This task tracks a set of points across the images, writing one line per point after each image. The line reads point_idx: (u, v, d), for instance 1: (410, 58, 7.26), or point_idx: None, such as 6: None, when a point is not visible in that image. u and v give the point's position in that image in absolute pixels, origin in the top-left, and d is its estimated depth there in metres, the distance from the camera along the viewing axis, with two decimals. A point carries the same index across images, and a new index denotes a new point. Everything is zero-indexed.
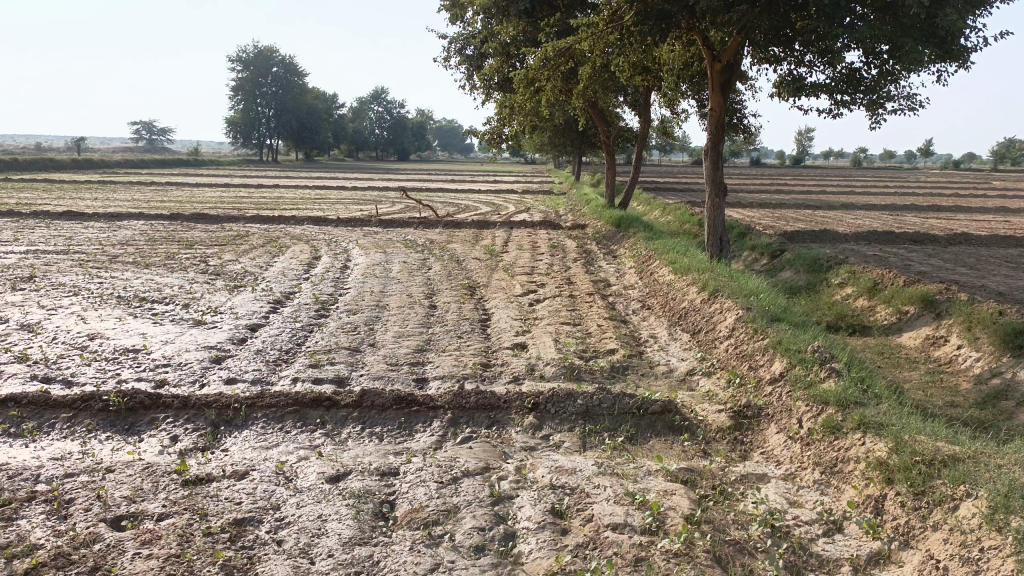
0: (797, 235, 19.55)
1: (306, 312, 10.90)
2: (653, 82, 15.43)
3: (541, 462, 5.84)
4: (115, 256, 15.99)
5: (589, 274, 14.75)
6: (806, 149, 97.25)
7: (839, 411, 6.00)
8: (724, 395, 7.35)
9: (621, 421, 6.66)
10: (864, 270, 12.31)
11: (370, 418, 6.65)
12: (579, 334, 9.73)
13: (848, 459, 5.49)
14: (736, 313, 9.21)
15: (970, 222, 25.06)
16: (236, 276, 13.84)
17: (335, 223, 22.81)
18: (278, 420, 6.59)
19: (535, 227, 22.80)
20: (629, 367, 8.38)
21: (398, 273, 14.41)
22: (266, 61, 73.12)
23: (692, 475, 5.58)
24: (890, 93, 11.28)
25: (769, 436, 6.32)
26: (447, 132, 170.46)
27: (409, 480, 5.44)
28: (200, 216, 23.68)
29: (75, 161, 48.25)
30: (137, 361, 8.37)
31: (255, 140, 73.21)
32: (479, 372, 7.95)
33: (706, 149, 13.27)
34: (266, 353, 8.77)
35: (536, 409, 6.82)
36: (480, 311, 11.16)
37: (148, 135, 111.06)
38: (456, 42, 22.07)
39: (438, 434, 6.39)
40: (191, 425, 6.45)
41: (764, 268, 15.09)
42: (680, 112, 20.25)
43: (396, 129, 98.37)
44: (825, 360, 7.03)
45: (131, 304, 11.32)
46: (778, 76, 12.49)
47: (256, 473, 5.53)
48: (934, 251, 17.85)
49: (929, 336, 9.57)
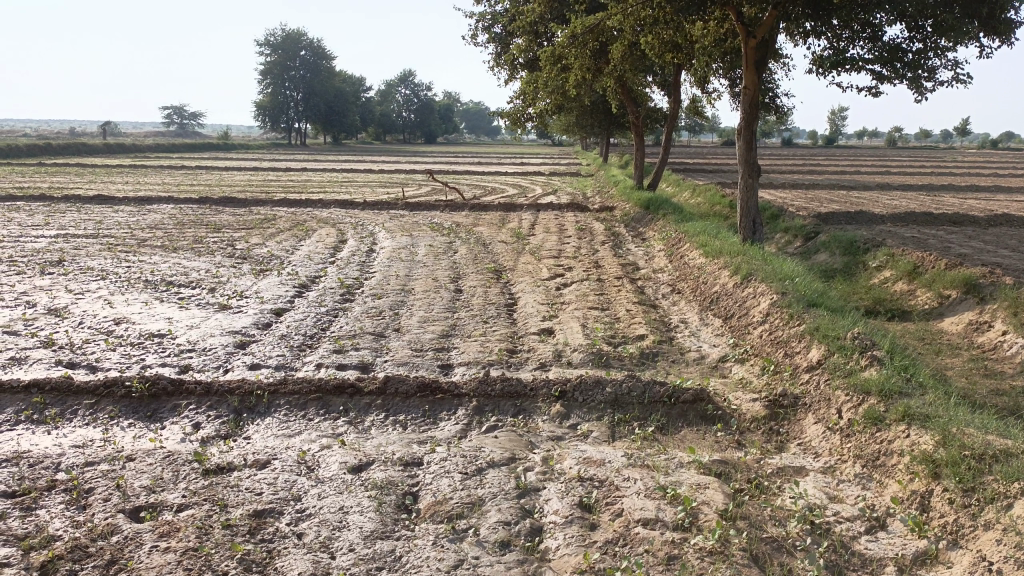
0: (832, 217, 19.06)
1: (331, 297, 10.81)
2: (684, 60, 15.08)
3: (569, 452, 5.66)
4: (143, 239, 16.03)
5: (617, 257, 14.49)
6: (840, 128, 95.39)
7: (882, 402, 5.73)
8: (758, 383, 7.10)
9: (652, 410, 6.45)
10: (903, 253, 11.90)
11: (394, 406, 6.50)
12: (607, 319, 9.51)
13: (892, 452, 5.24)
14: (770, 298, 8.92)
15: (1012, 203, 24.28)
16: (262, 260, 13.80)
17: (362, 206, 22.73)
18: (301, 407, 6.48)
19: (563, 209, 22.53)
20: (659, 353, 8.15)
21: (424, 256, 14.26)
22: (295, 44, 73.23)
23: (726, 468, 5.37)
24: (933, 68, 10.82)
25: (807, 427, 6.08)
26: (475, 115, 169.75)
27: (433, 471, 5.29)
28: (229, 199, 23.73)
29: (108, 146, 48.76)
30: (161, 347, 8.33)
31: (284, 123, 73.52)
32: (504, 359, 7.78)
33: (740, 128, 12.87)
34: (290, 338, 8.67)
35: (563, 397, 6.63)
36: (506, 295, 10.98)
37: (178, 120, 111.94)
38: (483, 21, 21.74)
39: (463, 422, 6.24)
40: (213, 412, 6.37)
41: (798, 250, 14.70)
42: (712, 91, 19.82)
43: (423, 111, 98.25)
44: (865, 347, 6.75)
45: (157, 288, 11.32)
46: (816, 52, 12.05)
47: (278, 463, 5.42)
48: (974, 232, 17.31)
49: (972, 322, 9.21)
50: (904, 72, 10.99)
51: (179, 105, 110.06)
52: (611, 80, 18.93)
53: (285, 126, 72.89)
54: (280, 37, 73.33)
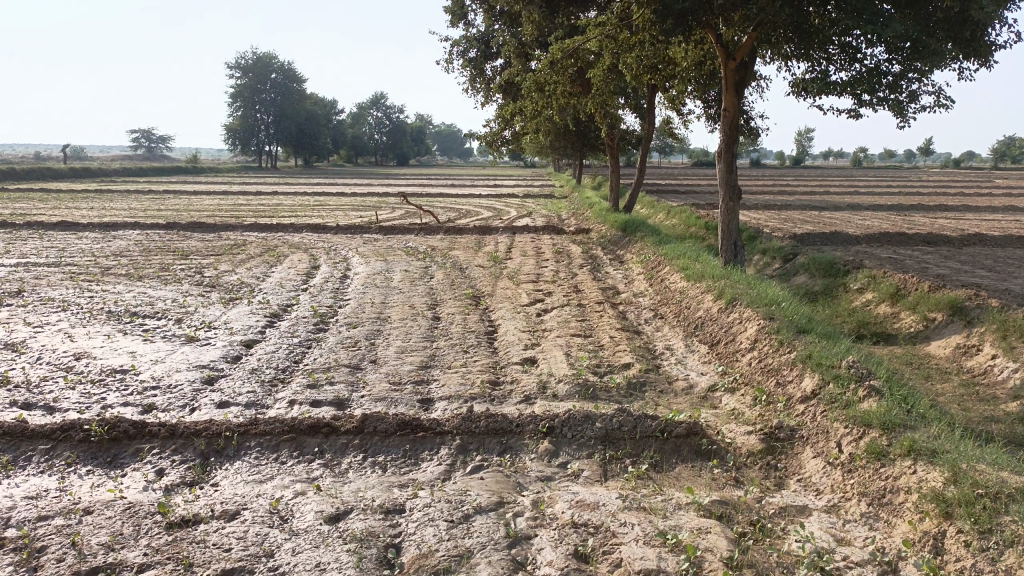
0: (807, 237, 19.05)
1: (304, 327, 10.42)
2: (663, 84, 15.01)
3: (560, 495, 5.34)
4: (108, 268, 15.51)
5: (596, 281, 14.28)
6: (807, 149, 97.00)
7: (884, 435, 5.51)
8: (751, 414, 6.85)
9: (644, 446, 6.15)
10: (885, 275, 11.81)
11: (372, 446, 6.15)
12: (591, 347, 9.23)
13: (898, 489, 5.00)
14: (758, 323, 8.71)
15: (981, 222, 24.57)
16: (232, 288, 13.37)
17: (335, 230, 22.34)
18: (273, 449, 6.10)
19: (539, 232, 22.33)
20: (646, 383, 7.89)
21: (399, 282, 13.92)
22: (265, 68, 72.85)
23: (726, 509, 5.09)
24: (914, 92, 10.78)
25: (806, 461, 5.83)
26: (447, 137, 170.06)
27: (417, 519, 4.94)
28: (198, 224, 23.23)
29: (72, 170, 47.81)
30: (124, 384, 7.90)
31: (254, 147, 72.83)
32: (487, 392, 7.45)
33: (720, 151, 12.78)
34: (261, 372, 8.28)
35: (551, 433, 6.32)
36: (486, 323, 10.67)
37: (145, 143, 110.43)
38: (459, 45, 21.57)
39: (446, 463, 5.90)
40: (178, 457, 5.96)
41: (777, 272, 14.60)
42: (688, 114, 19.80)
43: (395, 133, 98.23)
44: (861, 376, 6.53)
45: (121, 319, 10.84)
46: (797, 75, 12.02)
47: (248, 513, 5.04)
48: (949, 252, 17.36)
49: (960, 345, 9.08)
50: (884, 96, 10.95)
51: (147, 127, 108.53)
52: (588, 103, 18.84)
53: (256, 149, 72.25)
54: (250, 61, 72.90)
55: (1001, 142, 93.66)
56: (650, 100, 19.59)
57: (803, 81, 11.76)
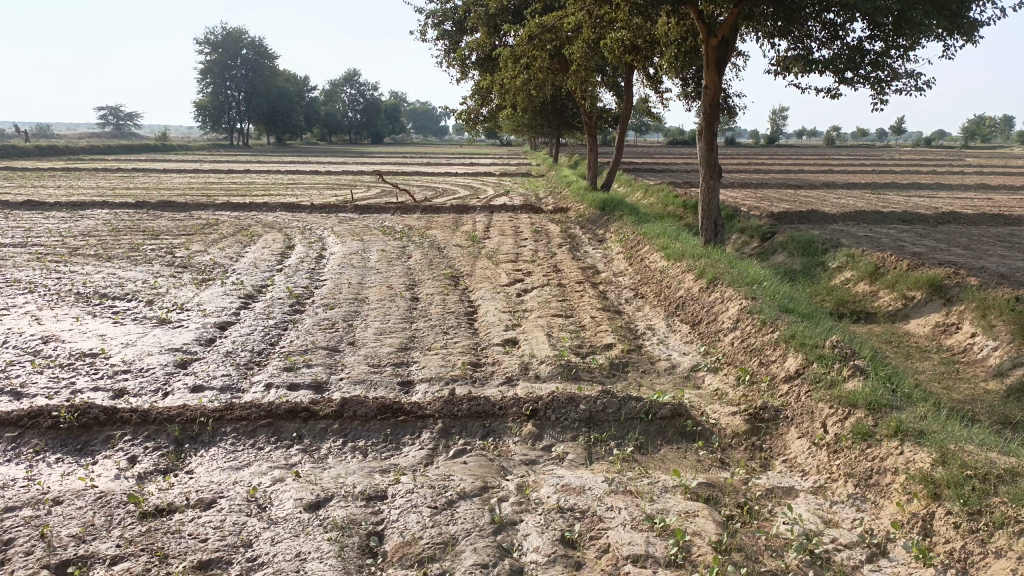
0: (785, 216, 19.09)
1: (279, 308, 10.20)
2: (643, 61, 14.83)
3: (545, 479, 5.26)
4: (75, 248, 15.13)
5: (576, 260, 14.18)
6: (780, 128, 97.41)
7: (870, 416, 5.47)
8: (735, 394, 6.80)
9: (629, 428, 6.08)
10: (863, 253, 11.83)
11: (352, 431, 6.01)
12: (572, 327, 9.14)
13: (885, 470, 4.98)
14: (739, 303, 8.67)
15: (955, 201, 24.81)
16: (205, 268, 13.08)
17: (309, 209, 22.01)
18: (250, 435, 5.93)
19: (517, 211, 22.15)
20: (629, 363, 7.81)
21: (377, 262, 13.72)
22: (234, 44, 71.52)
23: (713, 492, 5.03)
24: (896, 70, 10.75)
25: (791, 442, 5.79)
26: (422, 115, 168.48)
27: (399, 506, 4.82)
28: (168, 203, 22.76)
29: (38, 148, 46.67)
30: (94, 368, 7.67)
31: (226, 124, 71.60)
32: (469, 374, 7.34)
33: (700, 128, 12.68)
34: (236, 355, 8.08)
35: (534, 416, 6.21)
36: (465, 303, 10.53)
37: (113, 120, 108.10)
38: (433, 18, 21.20)
39: (428, 447, 5.79)
40: (151, 444, 5.78)
41: (755, 251, 14.60)
42: (665, 91, 19.65)
43: (369, 111, 97.16)
44: (845, 356, 6.50)
45: (90, 301, 10.56)
46: (779, 52, 11.96)
47: (224, 502, 4.89)
48: (925, 230, 17.48)
49: (939, 323, 9.12)
50: (865, 74, 10.91)
51: (115, 105, 106.14)
52: (566, 80, 18.60)
53: (227, 127, 71.05)
54: (219, 36, 71.48)
55: (972, 121, 94.77)
56: (628, 78, 19.37)
57: (785, 58, 11.70)
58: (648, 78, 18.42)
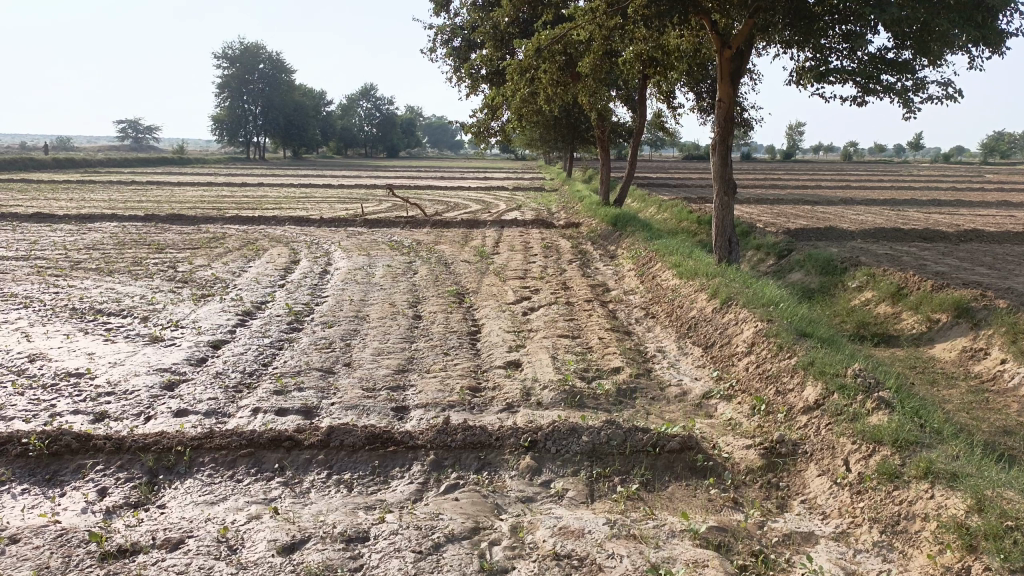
0: (802, 233, 18.62)
1: (277, 326, 9.87)
2: (657, 72, 14.45)
3: (541, 519, 4.85)
4: (77, 262, 14.87)
5: (586, 277, 13.79)
6: (797, 143, 96.68)
7: (897, 454, 5.04)
8: (749, 425, 6.37)
9: (635, 462, 5.66)
10: (884, 273, 11.36)
11: (338, 462, 5.64)
12: (579, 349, 8.72)
13: (914, 516, 4.55)
14: (754, 326, 8.24)
15: (976, 218, 24.21)
16: (205, 283, 12.81)
17: (318, 223, 21.75)
18: (229, 466, 5.58)
19: (527, 226, 21.77)
20: (637, 389, 7.39)
21: (381, 278, 13.40)
22: (253, 57, 71.74)
23: (725, 537, 4.61)
24: (921, 80, 10.31)
25: (810, 480, 5.36)
26: (437, 129, 169.31)
27: (381, 549, 4.44)
28: (177, 216, 22.58)
29: (56, 160, 46.80)
30: (77, 390, 7.35)
31: (242, 138, 71.84)
32: (467, 400, 6.94)
33: (714, 143, 12.25)
34: (226, 377, 7.73)
35: (534, 448, 5.81)
36: (468, 322, 10.15)
37: (133, 133, 108.80)
38: (442, 34, 20.96)
39: (418, 481, 5.40)
40: (123, 474, 5.43)
41: (771, 269, 14.15)
42: (678, 105, 19.27)
43: (385, 125, 97.54)
44: (868, 386, 6.06)
45: (84, 317, 10.28)
46: (797, 62, 11.55)
47: (193, 543, 4.52)
48: (947, 249, 16.96)
49: (966, 349, 8.66)
50: (889, 83, 10.48)
51: (134, 119, 106.97)
52: (578, 94, 18.25)
53: (243, 140, 71.34)
54: (237, 51, 71.86)
55: (991, 137, 93.93)
56: (641, 92, 19.05)
57: (803, 69, 11.29)
58: (661, 91, 18.09)
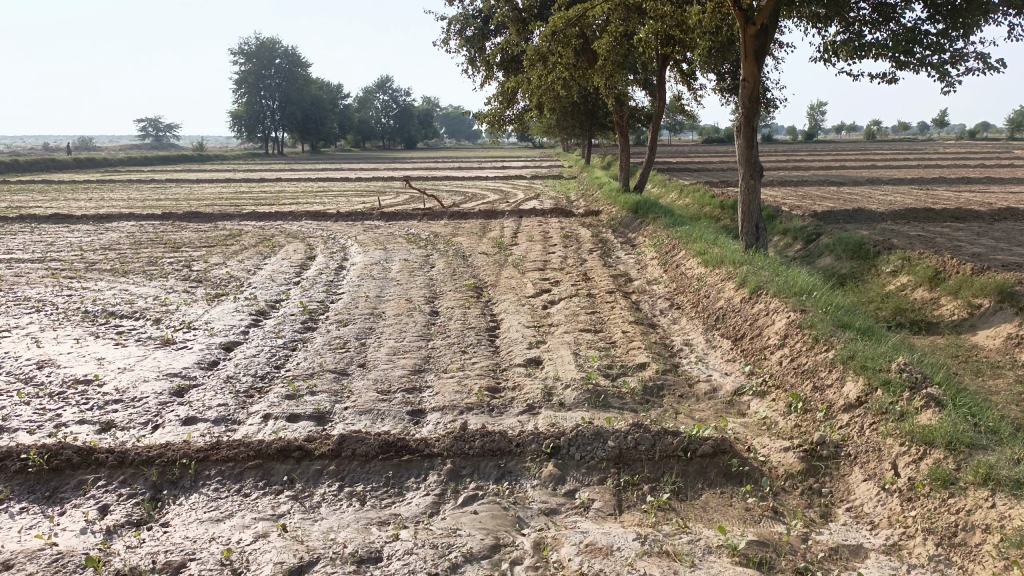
0: (829, 215, 18.07)
1: (290, 326, 9.61)
2: (677, 52, 13.94)
3: (567, 534, 4.53)
4: (93, 263, 14.71)
5: (607, 267, 13.41)
6: (819, 123, 95.14)
7: (952, 458, 4.65)
8: (785, 425, 6.00)
9: (665, 468, 5.31)
10: (920, 256, 10.84)
11: (351, 473, 5.34)
12: (602, 344, 8.36)
13: (973, 527, 4.16)
14: (787, 316, 7.83)
15: (1009, 195, 23.45)
16: (220, 282, 12.58)
17: (335, 218, 21.50)
18: (236, 479, 5.30)
19: (546, 215, 21.38)
20: (664, 387, 7.02)
21: (397, 273, 13.11)
22: (270, 53, 71.74)
23: (766, 553, 4.26)
24: (959, 52, 9.79)
25: (855, 485, 4.99)
26: (454, 120, 168.85)
27: (395, 572, 4.13)
28: (194, 213, 22.46)
29: (77, 160, 47.00)
30: (84, 398, 7.11)
31: (261, 133, 71.87)
32: (485, 402, 6.61)
33: (739, 125, 11.76)
34: (237, 381, 7.47)
35: (556, 455, 5.48)
36: (486, 318, 9.81)
37: (153, 132, 109.26)
38: (456, 22, 20.55)
39: (435, 493, 5.08)
40: (126, 491, 5.18)
41: (799, 254, 13.68)
42: (699, 87, 18.72)
43: (402, 116, 97.28)
44: (915, 382, 5.65)
45: (96, 321, 10.08)
46: (827, 38, 11.05)
47: (195, 566, 4.25)
48: (981, 228, 16.36)
49: (1011, 335, 8.19)
50: (926, 57, 9.96)
51: (154, 117, 107.67)
52: (596, 78, 17.77)
53: (261, 135, 71.40)
54: (254, 46, 71.85)
55: (1018, 113, 91.89)
56: (661, 75, 18.54)
57: (834, 45, 10.80)
58: (681, 73, 17.58)
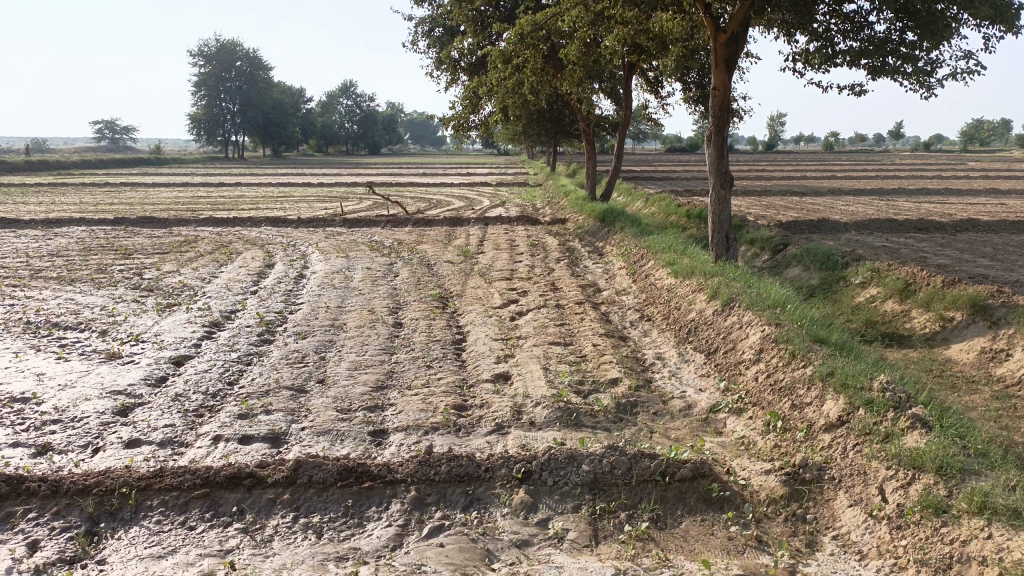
0: (795, 225, 18.05)
1: (245, 339, 9.16)
2: (643, 59, 13.78)
3: (540, 570, 4.21)
4: (39, 270, 14.02)
5: (575, 277, 13.15)
6: (778, 133, 96.62)
7: (943, 484, 4.44)
8: (764, 445, 5.76)
9: (642, 493, 5.03)
10: (889, 267, 10.76)
11: (307, 502, 4.97)
12: (572, 359, 8.08)
13: (969, 559, 3.95)
14: (762, 330, 7.62)
15: (966, 206, 23.81)
16: (172, 291, 12.04)
17: (295, 224, 20.96)
18: (181, 510, 4.89)
19: (512, 223, 21.10)
20: (638, 404, 6.74)
21: (359, 282, 12.69)
22: (230, 55, 70.54)
23: None
24: (934, 60, 9.73)
25: (841, 511, 4.75)
26: (418, 126, 168.52)
27: None
28: (149, 218, 21.72)
29: (28, 162, 45.53)
30: (19, 418, 6.60)
31: (220, 137, 70.53)
32: (451, 421, 6.28)
33: (709, 134, 11.60)
34: (186, 399, 7.01)
35: (528, 480, 5.17)
36: (452, 329, 9.45)
37: (110, 134, 106.90)
38: (423, 24, 20.23)
39: (398, 523, 4.73)
40: (59, 524, 4.74)
41: (767, 265, 13.58)
42: (666, 95, 18.63)
43: (367, 122, 96.57)
44: (899, 402, 5.46)
45: (38, 333, 9.51)
46: (799, 47, 10.95)
47: None
48: (944, 239, 16.47)
49: (985, 350, 8.09)
50: (900, 65, 9.90)
51: (110, 119, 105.39)
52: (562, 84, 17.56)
53: (222, 139, 70.15)
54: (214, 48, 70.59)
55: (969, 126, 94.44)
56: (627, 83, 18.41)
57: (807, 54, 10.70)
58: (648, 80, 17.47)
